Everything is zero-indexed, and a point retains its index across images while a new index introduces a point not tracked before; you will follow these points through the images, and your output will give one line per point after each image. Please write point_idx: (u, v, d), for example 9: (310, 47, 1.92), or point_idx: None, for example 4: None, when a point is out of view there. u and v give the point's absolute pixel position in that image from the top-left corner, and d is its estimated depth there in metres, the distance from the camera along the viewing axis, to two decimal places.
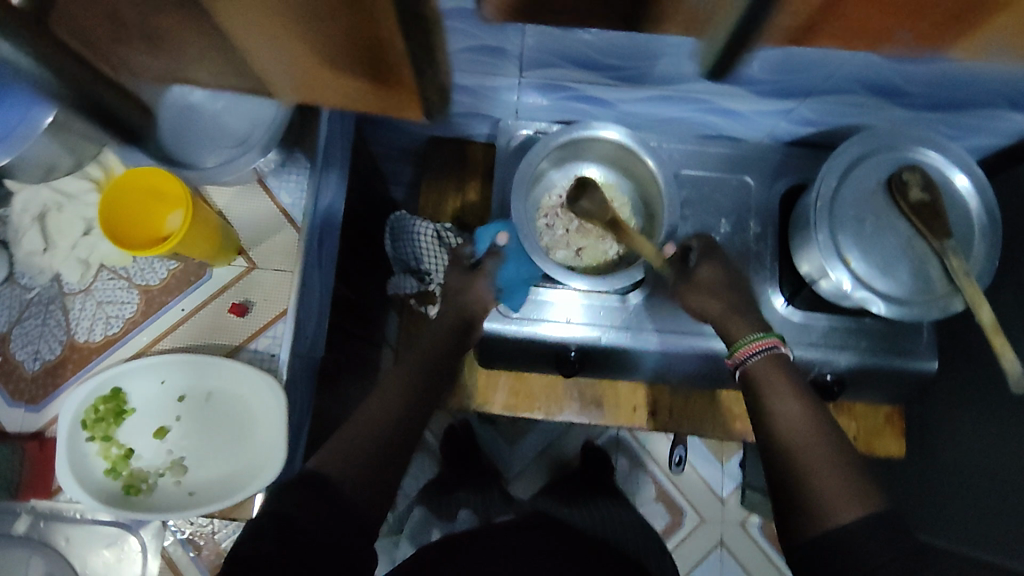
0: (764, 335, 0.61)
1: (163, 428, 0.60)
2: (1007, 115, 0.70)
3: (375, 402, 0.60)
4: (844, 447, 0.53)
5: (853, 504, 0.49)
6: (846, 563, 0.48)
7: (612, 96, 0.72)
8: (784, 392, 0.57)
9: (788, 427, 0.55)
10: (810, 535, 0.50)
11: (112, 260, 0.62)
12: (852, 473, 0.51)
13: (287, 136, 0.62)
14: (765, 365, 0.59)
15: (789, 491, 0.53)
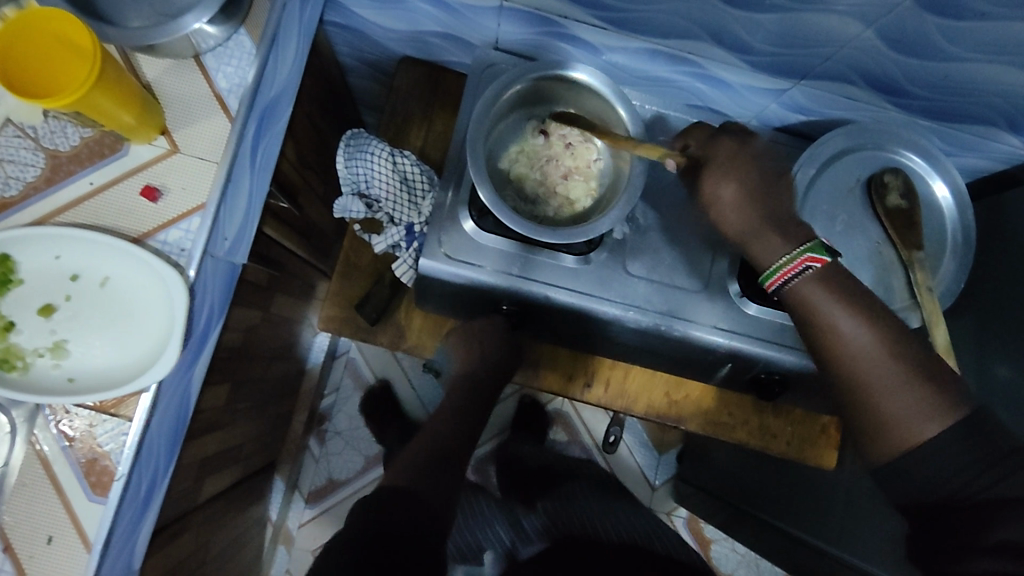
0: (800, 255, 0.51)
1: (49, 306, 0.55)
2: (1003, 137, 0.67)
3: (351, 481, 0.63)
4: (917, 362, 0.48)
5: (928, 418, 0.46)
6: (931, 476, 0.45)
7: (600, 41, 0.67)
8: (842, 314, 0.50)
9: (852, 353, 0.49)
10: (888, 455, 0.48)
11: (20, 115, 0.56)
12: (928, 386, 0.47)
13: (233, 12, 0.57)
14: (816, 288, 0.51)
15: (862, 412, 0.49)
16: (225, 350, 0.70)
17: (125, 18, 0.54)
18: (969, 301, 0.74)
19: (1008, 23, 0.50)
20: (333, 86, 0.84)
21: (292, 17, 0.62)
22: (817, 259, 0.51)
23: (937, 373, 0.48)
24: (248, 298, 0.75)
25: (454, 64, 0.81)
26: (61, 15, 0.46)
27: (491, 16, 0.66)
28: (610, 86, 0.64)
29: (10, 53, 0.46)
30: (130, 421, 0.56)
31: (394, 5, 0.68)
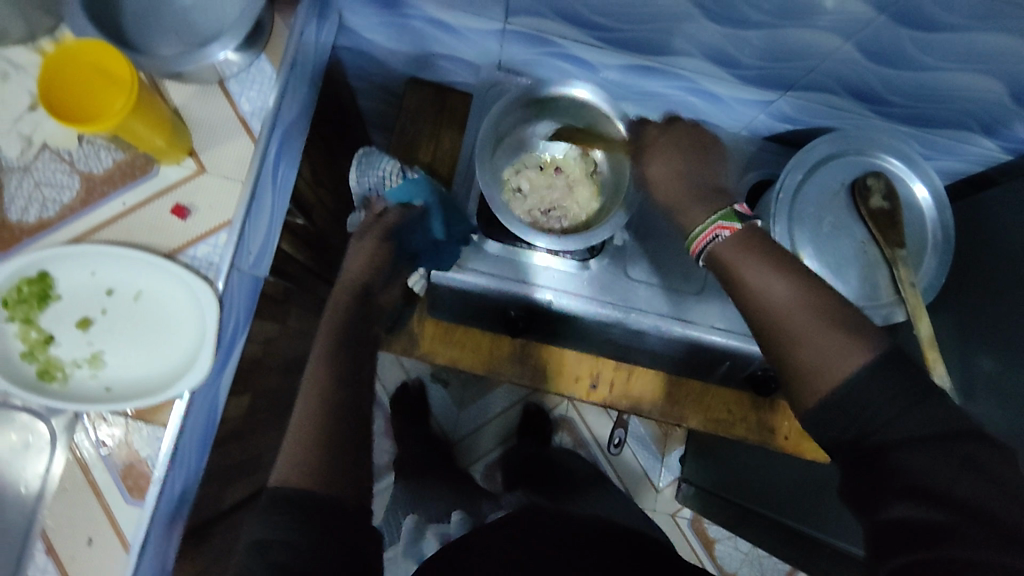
0: (712, 223, 0.53)
1: (86, 319, 0.59)
2: (978, 141, 0.71)
3: (301, 414, 0.55)
4: (833, 307, 0.47)
5: (847, 358, 0.44)
6: (852, 416, 0.44)
7: (597, 59, 0.71)
8: (761, 267, 0.49)
9: (772, 304, 0.48)
10: (808, 400, 0.46)
11: (56, 140, 0.60)
12: (846, 329, 0.46)
13: (256, 39, 0.60)
14: (735, 249, 0.51)
15: (783, 362, 0.48)
16: (248, 359, 0.74)
17: (156, 48, 0.58)
18: (953, 296, 0.78)
19: (977, 33, 0.54)
20: (344, 106, 0.88)
21: (310, 43, 0.66)
22: (727, 225, 0.52)
23: (853, 318, 0.47)
24: (267, 309, 0.78)
25: (459, 83, 0.85)
26: (98, 45, 0.50)
27: (495, 37, 0.70)
28: (607, 99, 0.69)
29: (56, 82, 0.50)
30: (165, 427, 0.60)
31: (401, 29, 0.72)
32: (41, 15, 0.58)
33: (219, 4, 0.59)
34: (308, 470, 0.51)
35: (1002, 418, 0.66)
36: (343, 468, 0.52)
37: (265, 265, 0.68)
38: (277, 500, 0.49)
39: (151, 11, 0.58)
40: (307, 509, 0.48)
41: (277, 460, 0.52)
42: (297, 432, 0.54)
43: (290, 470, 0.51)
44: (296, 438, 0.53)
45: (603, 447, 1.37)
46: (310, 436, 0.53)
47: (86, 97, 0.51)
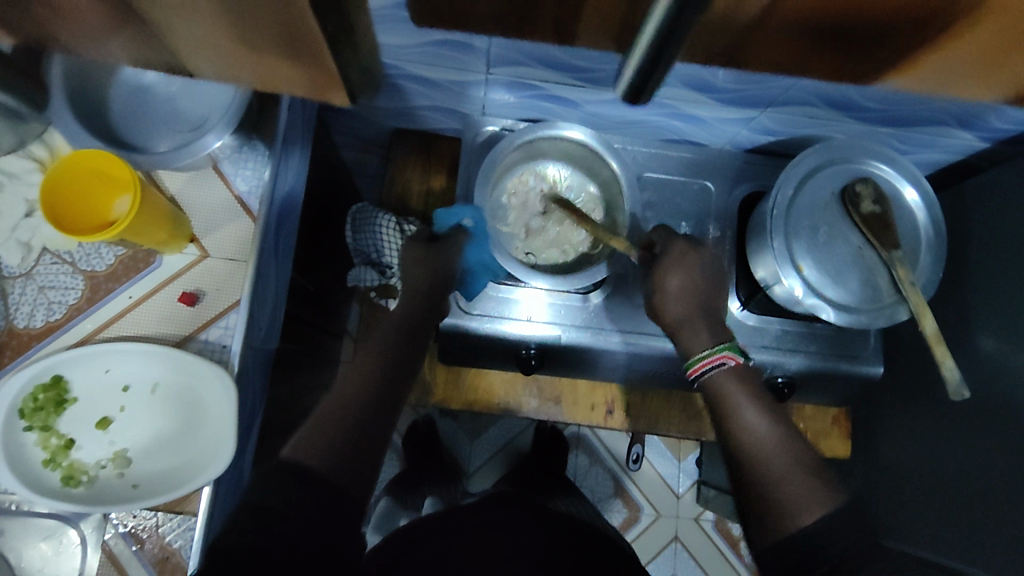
0: (719, 351, 0.62)
1: (105, 418, 0.59)
2: (957, 134, 0.73)
3: (334, 399, 0.60)
4: (804, 457, 0.57)
5: (814, 509, 0.53)
6: (811, 557, 0.52)
7: (578, 97, 0.72)
8: (748, 406, 0.60)
9: (753, 440, 0.58)
10: (775, 538, 0.53)
11: (56, 244, 0.60)
12: (817, 482, 0.55)
13: (244, 121, 0.61)
14: (728, 376, 0.62)
15: (753, 498, 0.56)
16: (266, 430, 0.74)
17: (156, 146, 0.58)
18: (951, 283, 0.79)
19: None
20: (331, 164, 0.89)
21: (297, 114, 0.66)
22: (732, 356, 0.62)
23: (823, 474, 0.56)
24: (279, 376, 0.78)
25: (444, 130, 0.86)
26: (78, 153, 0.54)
27: (476, 86, 0.71)
28: (597, 137, 0.71)
29: (55, 190, 0.54)
30: (195, 514, 0.58)
31: (383, 87, 0.73)
32: (29, 122, 0.58)
33: (206, 87, 0.59)
34: (315, 447, 0.55)
35: (1013, 402, 0.67)
36: (347, 451, 0.55)
37: (275, 338, 0.68)
38: (280, 471, 0.52)
39: (145, 110, 0.59)
40: (297, 484, 0.52)
41: (294, 435, 0.57)
42: (323, 414, 0.58)
43: (304, 445, 0.55)
44: (319, 418, 0.58)
45: (620, 460, 1.39)
46: (332, 419, 0.58)
47: (99, 203, 0.57)
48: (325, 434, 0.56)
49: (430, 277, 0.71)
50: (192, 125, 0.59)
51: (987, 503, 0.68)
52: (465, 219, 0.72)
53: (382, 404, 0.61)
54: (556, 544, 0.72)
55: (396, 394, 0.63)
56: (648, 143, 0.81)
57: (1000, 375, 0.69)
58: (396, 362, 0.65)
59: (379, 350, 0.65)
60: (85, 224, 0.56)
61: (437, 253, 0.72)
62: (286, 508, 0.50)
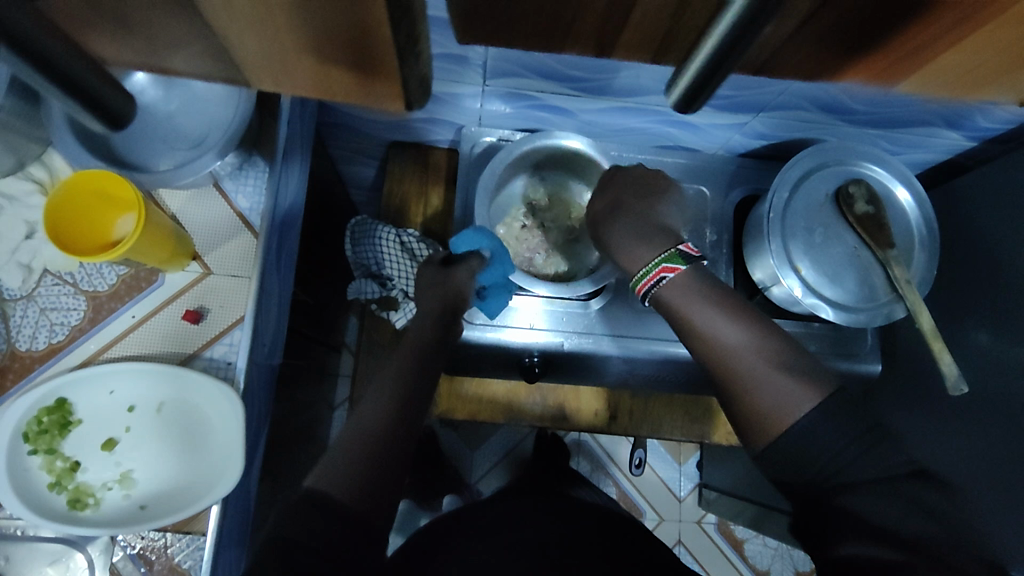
0: (658, 265, 0.57)
1: (111, 440, 0.58)
2: (944, 134, 0.75)
3: (358, 421, 0.54)
4: (777, 349, 0.50)
5: (797, 404, 0.47)
6: (805, 462, 0.46)
7: (573, 106, 0.73)
8: (711, 311, 0.53)
9: (720, 346, 0.52)
10: (762, 443, 0.48)
11: (57, 265, 0.60)
12: (793, 375, 0.49)
13: (246, 139, 0.61)
14: (683, 285, 0.55)
15: (734, 406, 0.51)
16: (272, 445, 0.73)
17: (158, 167, 0.58)
18: (944, 280, 0.81)
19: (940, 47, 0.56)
20: (328, 178, 0.89)
21: (296, 130, 0.67)
22: (670, 267, 0.56)
23: (799, 363, 0.50)
24: (283, 391, 0.78)
25: (440, 142, 0.87)
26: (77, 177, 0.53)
27: (473, 97, 0.72)
28: (594, 146, 0.72)
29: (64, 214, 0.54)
30: (204, 533, 0.58)
31: None
32: (29, 144, 0.58)
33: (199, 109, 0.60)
34: (347, 475, 0.50)
35: (1011, 394, 0.68)
36: (375, 479, 0.50)
37: (278, 353, 0.68)
38: (306, 502, 0.48)
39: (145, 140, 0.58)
40: (323, 514, 0.47)
41: (316, 461, 0.52)
42: (347, 438, 0.53)
43: (329, 474, 0.50)
44: (342, 443, 0.52)
45: (620, 465, 1.39)
46: (360, 439, 0.52)
47: (100, 225, 0.56)
48: (349, 460, 0.51)
49: (444, 303, 0.66)
50: (192, 144, 0.59)
51: (990, 494, 0.69)
52: (483, 248, 0.69)
53: (407, 426, 0.55)
54: (575, 530, 0.71)
55: (419, 415, 0.56)
56: (644, 150, 0.82)
57: (998, 368, 0.70)
58: (415, 380, 0.58)
59: (396, 368, 0.58)
60: (90, 246, 0.56)
61: (449, 276, 0.67)
62: (312, 542, 0.46)
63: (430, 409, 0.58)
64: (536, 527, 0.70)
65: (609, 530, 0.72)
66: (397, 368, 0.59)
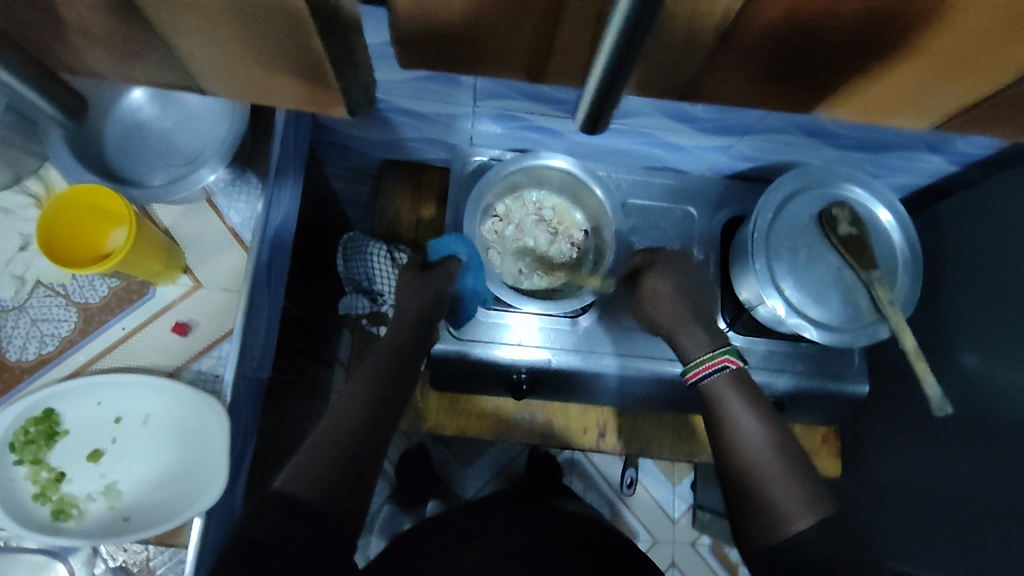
0: (717, 356, 0.62)
1: (96, 451, 0.59)
2: (926, 158, 0.76)
3: (327, 423, 0.57)
4: (799, 463, 0.55)
5: (806, 516, 0.51)
6: (797, 567, 0.49)
7: (562, 128, 0.75)
8: (746, 412, 0.58)
9: (744, 445, 0.56)
10: (763, 545, 0.52)
11: (49, 277, 0.61)
12: (806, 489, 0.53)
13: (239, 155, 0.63)
14: (729, 382, 0.60)
15: (744, 496, 0.55)
16: (259, 459, 0.73)
17: (152, 179, 0.60)
18: (930, 302, 0.81)
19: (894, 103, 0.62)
20: (322, 194, 0.91)
21: (289, 148, 0.68)
22: (732, 360, 0.62)
23: (813, 481, 0.54)
24: (272, 405, 0.78)
25: (433, 161, 0.89)
26: (66, 193, 0.54)
27: (464, 118, 0.74)
28: (580, 166, 0.74)
29: (60, 231, 0.55)
30: (187, 546, 0.58)
31: (372, 120, 0.75)
32: (27, 159, 0.59)
33: (177, 109, 0.61)
34: (312, 480, 0.51)
35: (996, 417, 0.68)
36: (341, 480, 0.52)
37: (266, 367, 0.68)
38: (274, 502, 0.49)
39: (166, 151, 0.61)
40: (294, 517, 0.48)
41: (285, 466, 0.53)
42: (316, 441, 0.55)
43: (295, 478, 0.51)
44: (312, 448, 0.55)
45: (613, 485, 1.38)
46: (327, 442, 0.55)
47: (95, 237, 0.57)
48: (315, 468, 0.52)
49: (426, 307, 0.69)
50: (182, 160, 0.61)
51: (979, 516, 0.69)
52: (458, 253, 0.71)
53: (372, 429, 0.57)
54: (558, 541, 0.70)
55: (388, 415, 0.60)
56: (631, 170, 0.83)
57: (985, 390, 0.70)
58: (386, 384, 0.61)
59: (369, 366, 0.62)
60: (92, 259, 0.58)
61: (429, 279, 0.71)
62: (278, 542, 0.46)
63: (398, 417, 0.61)
64: (514, 533, 0.71)
65: (586, 538, 0.72)
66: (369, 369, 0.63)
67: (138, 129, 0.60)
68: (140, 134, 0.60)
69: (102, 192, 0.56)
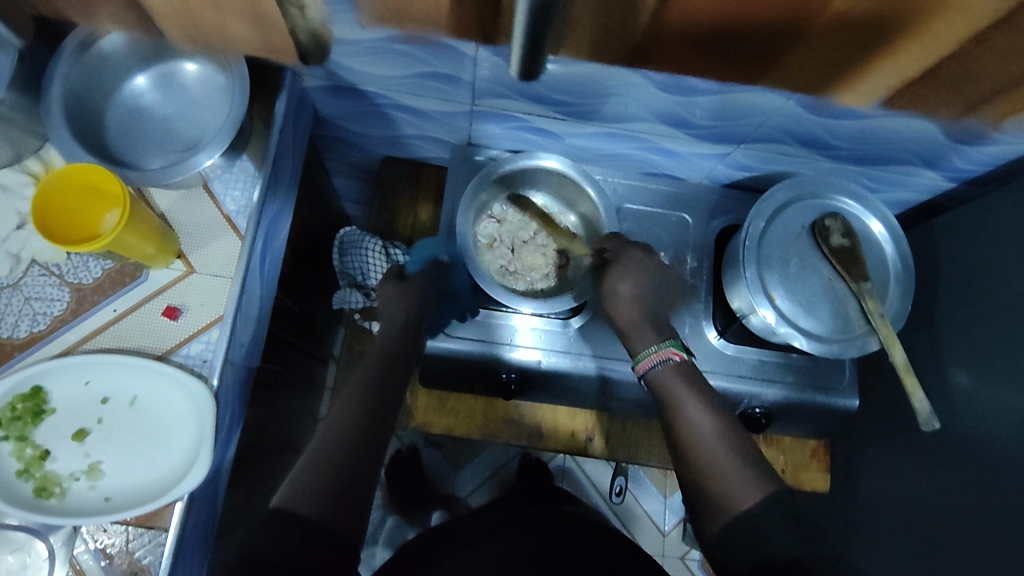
0: (662, 348, 0.64)
1: (82, 430, 0.59)
2: (922, 174, 0.77)
3: (325, 431, 0.57)
4: (742, 442, 0.57)
5: (751, 496, 0.52)
6: (748, 548, 0.50)
7: (559, 130, 0.75)
8: (690, 398, 0.60)
9: (690, 430, 0.58)
10: (716, 530, 0.53)
11: (44, 256, 0.62)
12: (749, 467, 0.55)
13: (237, 143, 0.63)
14: (672, 372, 0.62)
15: (693, 478, 0.56)
16: (246, 448, 0.74)
17: (151, 163, 0.61)
18: (923, 318, 0.81)
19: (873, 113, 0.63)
20: (321, 189, 0.92)
21: (288, 139, 0.69)
22: (676, 352, 0.64)
23: (757, 459, 0.56)
24: (261, 395, 0.78)
25: (432, 159, 0.90)
26: (63, 169, 0.55)
27: (462, 116, 0.75)
28: (576, 169, 0.74)
29: (55, 209, 0.56)
30: (167, 529, 0.58)
31: (372, 115, 0.76)
32: (28, 139, 0.60)
33: (178, 94, 0.62)
34: (311, 490, 0.51)
35: (984, 434, 0.68)
36: (342, 487, 0.53)
37: (255, 355, 0.69)
38: (275, 518, 0.49)
39: (166, 135, 0.62)
40: (294, 532, 0.48)
41: (285, 479, 0.53)
42: (315, 450, 0.55)
43: (295, 491, 0.51)
44: (312, 457, 0.54)
45: (605, 494, 1.38)
46: (328, 450, 0.55)
47: (89, 217, 0.57)
48: (314, 477, 0.52)
49: (413, 309, 0.70)
50: (181, 145, 0.61)
51: (964, 534, 0.68)
52: (438, 256, 0.74)
53: (373, 437, 0.57)
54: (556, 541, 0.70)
55: (385, 422, 0.59)
56: (628, 175, 0.84)
57: (974, 407, 0.70)
58: (379, 393, 0.61)
59: (365, 374, 0.62)
60: (85, 239, 0.57)
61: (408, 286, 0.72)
62: (286, 557, 0.46)
63: (393, 420, 0.61)
64: (506, 535, 0.71)
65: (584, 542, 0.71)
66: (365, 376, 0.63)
67: (141, 115, 0.62)
68: (143, 119, 0.62)
69: (100, 172, 0.56)
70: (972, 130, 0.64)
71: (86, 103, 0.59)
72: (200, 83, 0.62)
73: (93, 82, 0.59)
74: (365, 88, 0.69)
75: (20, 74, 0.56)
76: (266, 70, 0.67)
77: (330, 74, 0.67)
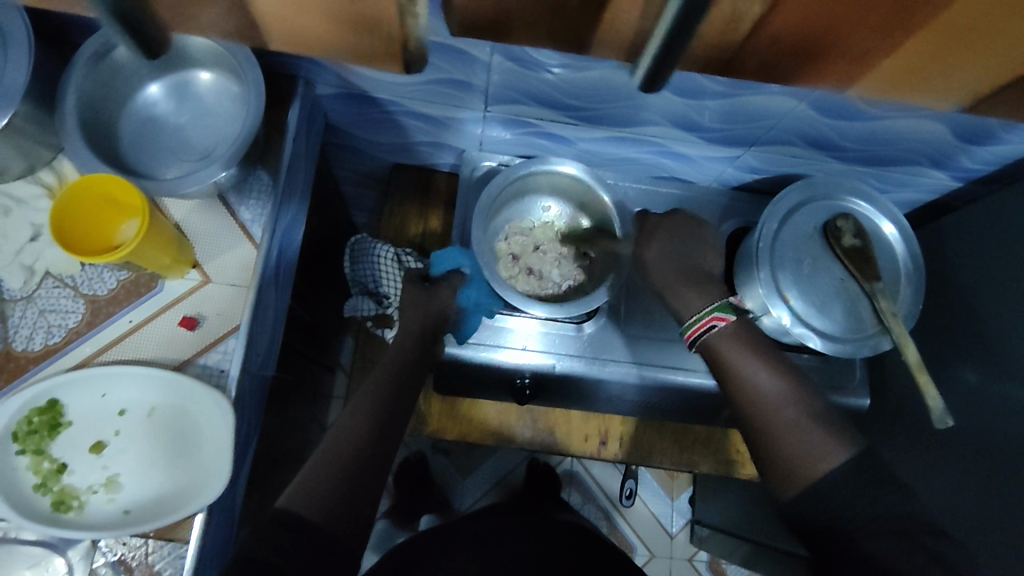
0: (710, 312, 0.62)
1: (99, 443, 0.58)
2: (930, 173, 0.77)
3: (332, 438, 0.56)
4: (812, 406, 0.56)
5: (832, 456, 0.51)
6: (831, 513, 0.49)
7: (571, 135, 0.76)
8: (752, 361, 0.59)
9: (759, 393, 0.57)
10: (795, 494, 0.51)
11: (58, 268, 0.61)
12: (820, 427, 0.53)
13: (251, 153, 0.63)
14: (726, 335, 0.61)
15: (762, 449, 0.55)
16: (260, 458, 0.73)
17: (166, 172, 0.60)
18: (932, 317, 0.82)
19: (891, 115, 0.63)
20: (330, 197, 0.92)
21: (301, 147, 0.69)
22: (722, 317, 0.62)
23: (828, 419, 0.55)
24: (274, 404, 0.78)
25: (441, 166, 0.90)
26: (79, 181, 0.54)
27: (474, 122, 0.75)
28: (589, 173, 0.74)
29: (71, 219, 0.55)
30: (186, 542, 0.58)
31: (383, 123, 0.76)
32: (42, 150, 0.60)
33: (191, 101, 0.62)
34: (318, 496, 0.51)
35: (1000, 430, 0.68)
36: (348, 495, 0.52)
37: (270, 364, 0.68)
38: (276, 521, 0.48)
39: (180, 143, 0.62)
40: (297, 536, 0.47)
41: (291, 481, 0.52)
42: (322, 454, 0.55)
43: (301, 493, 0.51)
44: (318, 461, 0.54)
45: (612, 498, 1.38)
46: (337, 454, 0.55)
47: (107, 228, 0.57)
48: (322, 482, 0.52)
49: (426, 322, 0.70)
50: (196, 153, 0.61)
51: (978, 534, 0.68)
52: (461, 266, 0.73)
53: (381, 442, 0.57)
54: (554, 545, 0.72)
55: (394, 429, 0.59)
56: (638, 179, 0.84)
57: (987, 404, 0.71)
58: (389, 397, 0.61)
59: (375, 382, 0.62)
60: (103, 249, 0.57)
61: (428, 295, 0.72)
62: (283, 556, 0.46)
63: (405, 427, 0.61)
64: (513, 538, 0.72)
65: (576, 547, 0.73)
66: (374, 383, 0.62)
67: (155, 124, 0.62)
68: (157, 128, 0.62)
69: (118, 183, 0.55)
70: (982, 130, 0.64)
71: (100, 114, 0.58)
72: (214, 91, 0.62)
73: (107, 93, 0.59)
74: (377, 95, 0.69)
75: (34, 85, 0.55)
76: (279, 78, 0.67)
77: (342, 81, 0.67)
